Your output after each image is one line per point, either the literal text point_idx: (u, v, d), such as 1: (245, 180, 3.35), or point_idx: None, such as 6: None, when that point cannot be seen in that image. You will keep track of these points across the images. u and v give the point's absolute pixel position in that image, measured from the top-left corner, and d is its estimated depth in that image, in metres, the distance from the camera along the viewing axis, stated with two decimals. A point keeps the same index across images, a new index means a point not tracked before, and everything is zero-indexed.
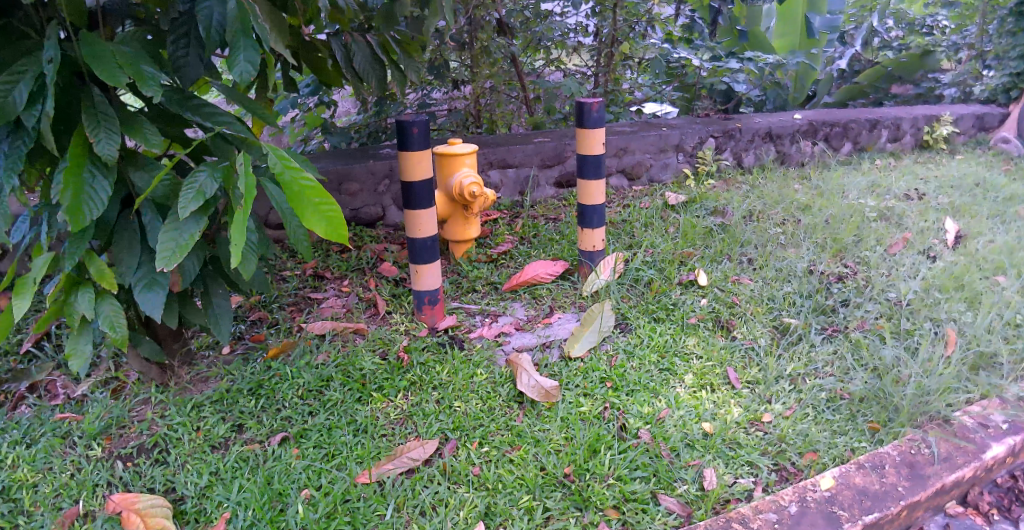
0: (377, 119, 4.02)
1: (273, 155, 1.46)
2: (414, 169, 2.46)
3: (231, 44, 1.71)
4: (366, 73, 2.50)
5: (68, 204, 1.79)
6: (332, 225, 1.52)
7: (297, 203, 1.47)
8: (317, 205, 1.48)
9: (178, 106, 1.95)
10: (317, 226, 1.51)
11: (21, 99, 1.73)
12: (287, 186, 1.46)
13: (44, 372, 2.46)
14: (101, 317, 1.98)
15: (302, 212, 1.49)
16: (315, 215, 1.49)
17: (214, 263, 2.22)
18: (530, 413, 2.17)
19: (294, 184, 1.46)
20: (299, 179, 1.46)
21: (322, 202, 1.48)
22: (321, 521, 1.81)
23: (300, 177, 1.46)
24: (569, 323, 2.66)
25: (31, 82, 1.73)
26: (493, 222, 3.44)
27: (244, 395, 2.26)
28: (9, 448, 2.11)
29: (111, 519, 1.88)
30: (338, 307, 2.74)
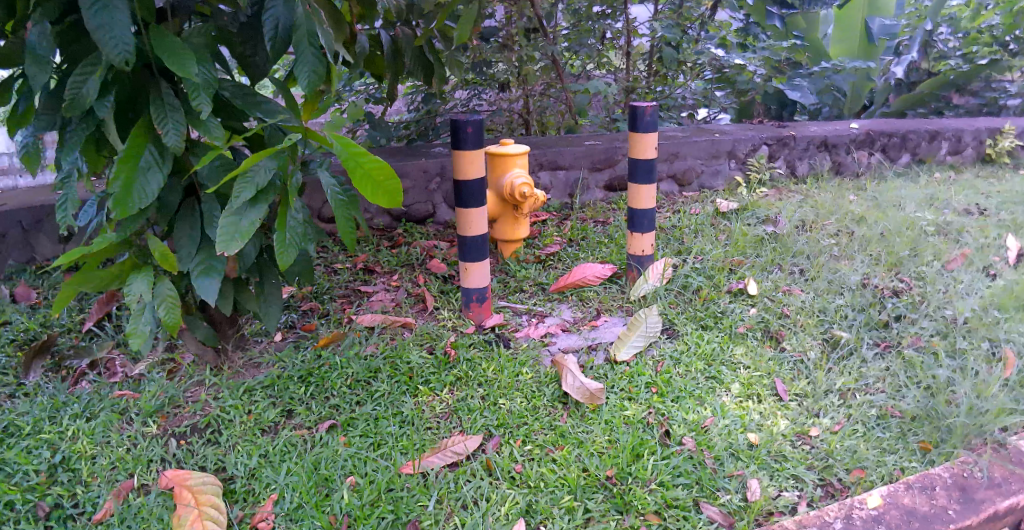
0: (428, 116, 4.09)
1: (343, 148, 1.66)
2: (466, 168, 2.47)
3: (296, 48, 1.86)
4: (415, 70, 2.58)
5: (117, 192, 1.88)
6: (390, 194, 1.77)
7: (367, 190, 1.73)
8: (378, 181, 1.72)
9: (242, 100, 2.08)
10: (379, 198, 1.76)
11: (91, 92, 1.83)
12: (355, 169, 1.69)
13: (104, 350, 2.60)
14: (158, 299, 2.05)
15: (363, 191, 1.72)
16: (376, 191, 1.74)
17: (270, 253, 2.27)
18: (574, 414, 2.18)
19: (359, 166, 1.69)
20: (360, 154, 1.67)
21: (385, 178, 1.72)
22: (364, 508, 1.86)
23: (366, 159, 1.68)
24: (615, 326, 2.65)
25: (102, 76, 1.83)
26: (541, 223, 3.45)
27: (295, 382, 2.31)
28: (71, 420, 2.23)
29: (164, 494, 1.97)
30: (387, 301, 2.78)
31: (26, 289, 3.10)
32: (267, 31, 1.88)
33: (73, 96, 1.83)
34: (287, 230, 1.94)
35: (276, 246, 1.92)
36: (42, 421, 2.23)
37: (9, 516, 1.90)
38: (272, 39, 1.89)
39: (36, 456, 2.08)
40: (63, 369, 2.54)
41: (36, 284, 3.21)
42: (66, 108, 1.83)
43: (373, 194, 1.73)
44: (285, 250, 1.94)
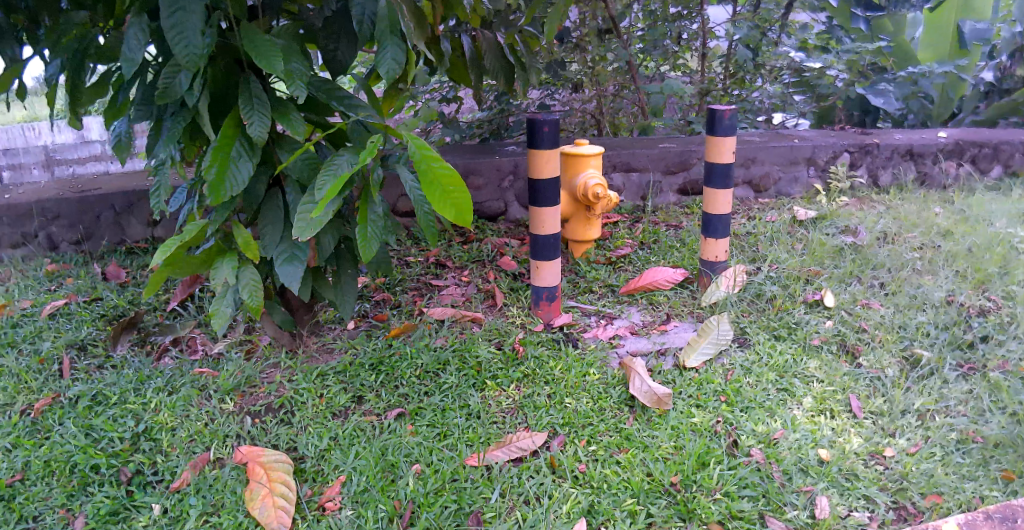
0: (501, 115, 4.12)
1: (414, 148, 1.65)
2: (541, 167, 2.49)
3: (380, 42, 1.93)
4: (494, 72, 2.57)
5: (212, 180, 1.98)
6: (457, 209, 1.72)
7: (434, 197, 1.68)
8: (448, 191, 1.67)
9: (326, 95, 2.15)
10: (448, 212, 1.70)
11: (185, 85, 1.95)
12: (425, 173, 1.65)
13: (186, 328, 2.74)
14: (242, 283, 2.15)
15: (432, 200, 1.67)
16: (445, 202, 1.68)
17: (348, 243, 2.34)
18: (641, 418, 2.17)
19: (430, 172, 1.65)
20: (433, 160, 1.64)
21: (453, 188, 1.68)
22: (428, 496, 1.91)
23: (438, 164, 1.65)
24: (685, 332, 2.62)
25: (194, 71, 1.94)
26: (613, 224, 3.44)
27: (366, 369, 2.38)
28: (155, 393, 2.38)
29: (238, 468, 2.08)
30: (458, 295, 2.83)
31: (117, 268, 3.30)
32: (354, 21, 1.99)
33: (167, 87, 1.95)
34: (368, 222, 2.00)
35: (358, 238, 1.99)
36: (128, 392, 2.40)
37: (94, 478, 2.08)
38: (359, 24, 2.00)
39: (122, 425, 2.24)
40: (148, 343, 2.70)
41: (126, 263, 3.42)
42: (160, 99, 1.95)
43: (442, 205, 1.67)
44: (366, 241, 2.00)
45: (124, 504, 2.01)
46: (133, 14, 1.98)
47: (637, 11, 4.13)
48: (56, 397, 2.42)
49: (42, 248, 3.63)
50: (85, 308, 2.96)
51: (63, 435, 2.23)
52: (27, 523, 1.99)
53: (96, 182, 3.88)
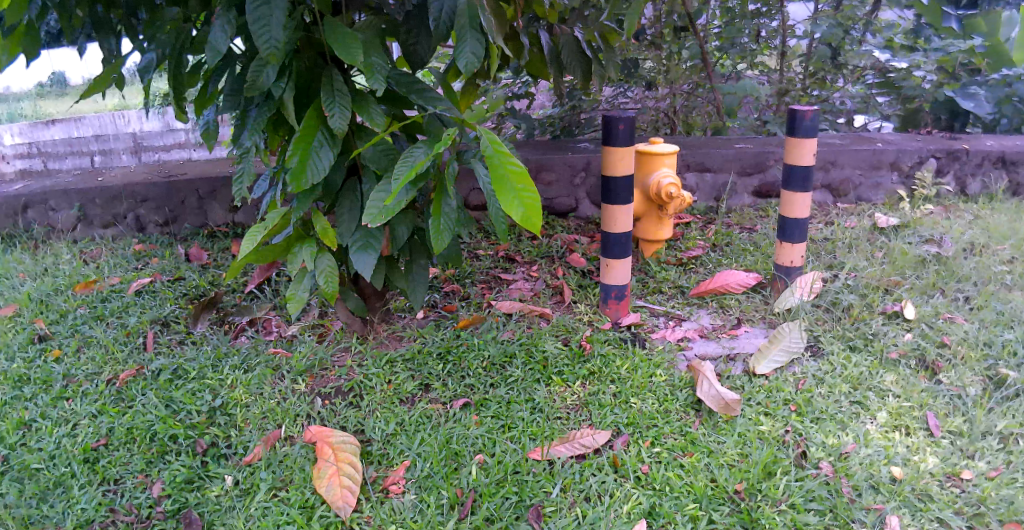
0: (573, 112, 4.11)
1: (487, 142, 1.65)
2: (615, 164, 2.48)
3: (459, 35, 1.96)
4: (572, 66, 2.60)
5: (294, 168, 2.05)
6: (529, 213, 1.63)
7: (502, 190, 1.61)
8: (518, 190, 1.61)
9: (405, 88, 2.19)
10: (516, 212, 1.62)
11: (268, 76, 2.02)
12: (496, 168, 1.63)
13: (262, 310, 2.86)
14: (319, 269, 2.22)
15: (501, 198, 1.62)
16: (514, 200, 1.61)
17: (422, 234, 2.38)
18: (707, 422, 2.15)
19: (501, 168, 1.63)
20: (505, 160, 1.63)
21: (522, 187, 1.61)
22: (491, 486, 1.96)
23: (508, 162, 1.63)
24: (756, 338, 2.57)
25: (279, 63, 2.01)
26: (684, 225, 3.41)
27: (433, 358, 2.43)
28: (232, 371, 2.49)
29: (307, 447, 2.17)
30: (526, 290, 2.85)
31: (199, 251, 3.45)
32: (433, 16, 2.02)
33: (253, 79, 2.03)
34: (441, 214, 2.03)
35: (431, 230, 2.03)
36: (206, 367, 2.52)
37: (172, 448, 2.21)
38: (437, 19, 2.02)
39: (200, 399, 2.36)
40: (227, 323, 2.82)
41: (208, 245, 3.58)
42: (248, 90, 2.03)
43: (510, 203, 1.60)
44: (439, 233, 2.04)
45: (199, 474, 2.13)
46: (222, 8, 2.07)
47: (715, 7, 4.04)
48: (140, 369, 2.56)
49: (131, 229, 3.89)
50: (169, 287, 3.13)
51: (145, 405, 2.37)
52: (110, 484, 2.13)
53: (183, 167, 4.08)
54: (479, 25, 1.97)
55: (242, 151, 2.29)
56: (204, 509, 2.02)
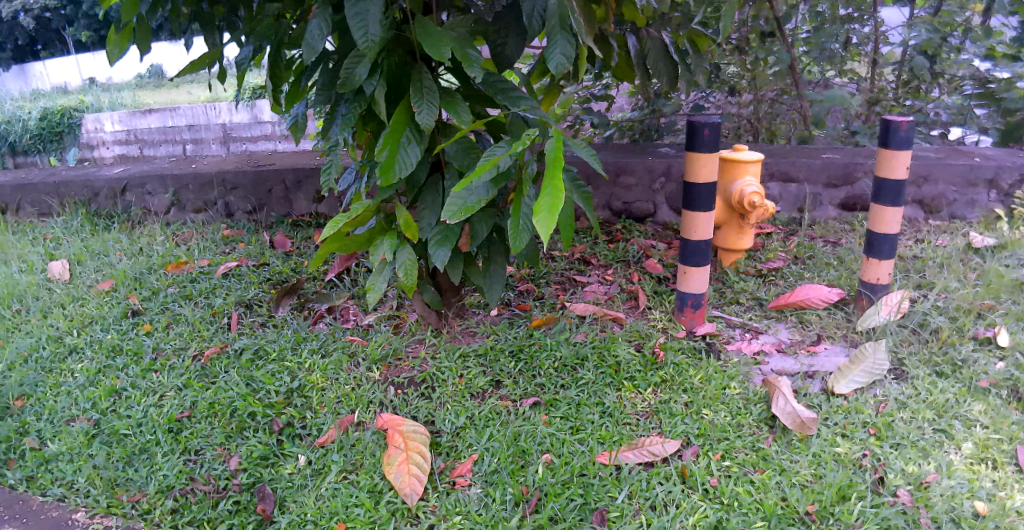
0: (652, 116, 4.09)
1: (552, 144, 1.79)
2: (698, 171, 2.46)
3: (550, 36, 1.98)
4: (659, 71, 2.58)
5: (382, 162, 2.12)
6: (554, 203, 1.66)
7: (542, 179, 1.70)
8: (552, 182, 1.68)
9: (492, 88, 2.23)
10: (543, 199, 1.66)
11: (361, 73, 2.08)
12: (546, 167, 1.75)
13: (341, 298, 2.96)
14: (399, 262, 2.29)
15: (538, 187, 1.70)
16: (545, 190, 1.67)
17: (500, 232, 2.42)
18: (780, 440, 2.11)
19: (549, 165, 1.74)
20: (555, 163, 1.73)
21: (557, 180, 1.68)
22: (556, 486, 1.98)
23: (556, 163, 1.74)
24: (836, 356, 2.50)
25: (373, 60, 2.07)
26: (766, 235, 3.36)
27: (506, 355, 2.48)
28: (310, 354, 2.60)
29: (379, 434, 2.24)
30: (600, 293, 2.86)
31: (283, 238, 3.59)
32: (525, 16, 2.05)
33: (347, 75, 2.10)
34: (521, 214, 2.06)
35: (510, 230, 2.06)
36: (286, 350, 2.64)
37: (250, 424, 2.32)
38: (529, 19, 2.05)
39: (280, 380, 2.47)
40: (307, 309, 2.94)
41: (292, 233, 3.72)
42: (342, 87, 2.10)
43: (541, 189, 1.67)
44: (518, 234, 2.06)
45: (275, 451, 2.23)
46: (318, 8, 2.15)
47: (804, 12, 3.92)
48: (224, 347, 2.70)
49: (219, 214, 4.10)
50: (254, 271, 3.27)
51: (226, 382, 2.50)
52: (191, 455, 2.25)
53: (272, 157, 4.25)
54: (569, 26, 1.98)
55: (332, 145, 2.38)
56: (277, 485, 2.11)
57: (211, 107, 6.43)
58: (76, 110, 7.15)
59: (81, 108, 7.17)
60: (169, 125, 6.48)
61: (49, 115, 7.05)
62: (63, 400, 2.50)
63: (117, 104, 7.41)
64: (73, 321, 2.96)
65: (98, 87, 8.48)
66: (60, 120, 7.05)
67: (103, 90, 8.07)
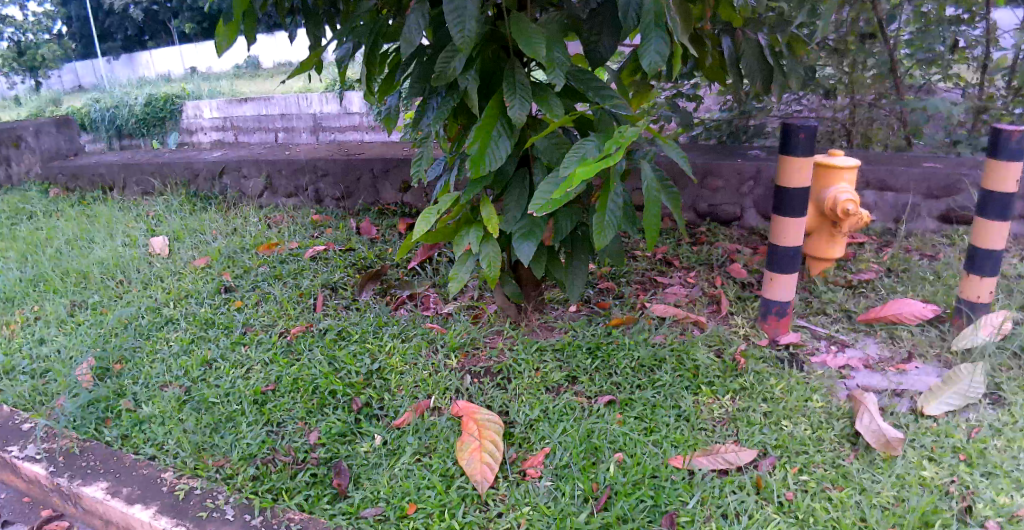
0: (741, 117, 4.01)
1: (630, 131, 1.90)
2: (792, 175, 2.40)
3: (644, 33, 1.97)
4: (752, 74, 2.56)
5: (473, 154, 2.16)
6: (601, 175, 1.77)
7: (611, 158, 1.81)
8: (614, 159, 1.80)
9: (583, 84, 2.25)
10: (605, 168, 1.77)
11: (456, 66, 2.14)
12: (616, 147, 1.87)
13: (422, 286, 3.05)
14: (484, 254, 2.34)
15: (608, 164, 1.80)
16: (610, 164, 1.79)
17: (585, 229, 2.43)
18: (863, 458, 2.06)
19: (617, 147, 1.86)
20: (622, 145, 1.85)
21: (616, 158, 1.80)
22: (627, 486, 1.99)
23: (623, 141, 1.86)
24: (928, 376, 2.40)
25: (467, 54, 2.13)
26: (858, 246, 3.25)
27: (583, 351, 2.50)
28: (391, 338, 2.69)
29: (454, 420, 2.29)
30: (682, 295, 2.84)
31: (369, 225, 3.70)
32: (621, 14, 2.06)
33: (441, 68, 2.16)
34: (607, 211, 2.07)
35: (595, 226, 2.07)
36: (369, 332, 2.74)
37: (330, 402, 2.42)
38: (624, 17, 2.06)
39: (361, 361, 2.57)
40: (389, 295, 3.04)
41: (378, 221, 3.84)
42: (436, 79, 2.16)
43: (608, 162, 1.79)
44: (602, 230, 2.07)
45: (352, 429, 2.32)
46: (417, 2, 2.21)
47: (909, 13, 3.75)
48: (309, 326, 2.82)
49: (309, 200, 4.26)
50: (341, 256, 3.39)
51: (310, 360, 2.61)
52: (273, 426, 2.37)
53: (361, 147, 4.39)
54: (665, 24, 1.97)
55: (424, 137, 2.44)
56: (353, 462, 2.21)
57: (303, 97, 6.54)
58: (178, 97, 7.58)
59: (182, 95, 7.58)
60: (263, 114, 6.78)
61: (154, 101, 7.53)
62: (158, 367, 2.69)
63: (215, 92, 7.78)
64: (171, 294, 3.17)
65: (199, 76, 8.93)
66: (163, 106, 7.52)
67: (204, 79, 8.50)
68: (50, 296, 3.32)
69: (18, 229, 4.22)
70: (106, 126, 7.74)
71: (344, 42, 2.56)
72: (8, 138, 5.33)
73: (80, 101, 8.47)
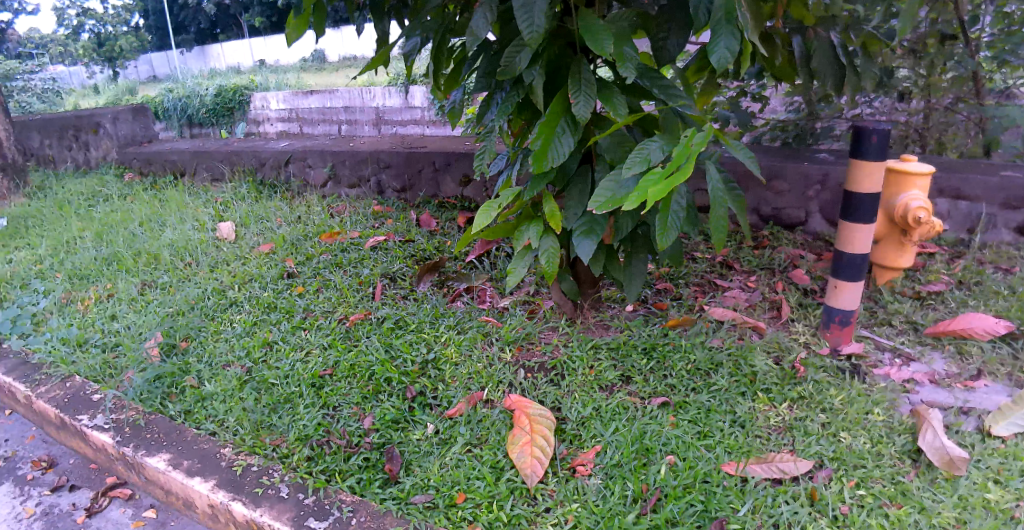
0: (808, 119, 3.91)
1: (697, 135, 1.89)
2: (863, 180, 2.34)
3: (714, 30, 1.94)
4: (823, 72, 2.51)
5: (537, 150, 2.18)
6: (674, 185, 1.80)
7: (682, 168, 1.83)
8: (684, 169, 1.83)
9: (650, 82, 2.24)
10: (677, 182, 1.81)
11: (522, 61, 2.16)
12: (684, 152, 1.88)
13: (479, 279, 3.08)
14: (543, 249, 2.35)
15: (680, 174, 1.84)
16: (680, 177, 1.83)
17: (645, 228, 2.42)
18: (923, 476, 2.00)
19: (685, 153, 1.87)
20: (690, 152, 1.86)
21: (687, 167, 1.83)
22: (678, 489, 1.99)
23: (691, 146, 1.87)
24: (998, 395, 2.31)
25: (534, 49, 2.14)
26: (927, 255, 3.14)
27: (639, 352, 2.49)
28: (448, 329, 2.73)
29: (506, 413, 2.32)
30: (741, 300, 2.80)
31: (428, 218, 3.76)
32: (693, 10, 2.05)
33: (507, 62, 2.18)
34: (670, 211, 2.05)
35: (658, 226, 2.05)
36: (425, 322, 2.79)
37: (385, 389, 2.48)
38: (695, 13, 2.05)
39: (417, 350, 2.62)
40: (447, 287, 3.08)
41: (437, 213, 3.89)
42: (502, 73, 2.18)
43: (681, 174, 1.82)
44: (665, 230, 2.05)
45: (406, 416, 2.37)
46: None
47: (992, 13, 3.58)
48: (367, 314, 2.89)
49: (371, 191, 4.36)
50: (400, 247, 3.46)
51: (368, 346, 2.68)
52: (329, 409, 2.44)
53: (423, 140, 4.46)
54: (735, 21, 1.94)
55: (487, 131, 2.46)
56: (405, 448, 2.26)
57: (367, 90, 6.67)
58: (247, 89, 7.83)
59: (251, 87, 7.83)
60: (327, 106, 6.93)
61: (224, 92, 7.80)
62: (221, 347, 2.80)
63: (282, 84, 7.99)
64: (235, 278, 3.29)
65: (267, 68, 9.19)
66: (233, 97, 7.78)
67: (272, 71, 8.74)
68: (122, 275, 3.49)
69: (95, 210, 4.44)
70: (178, 116, 7.98)
71: (411, 37, 2.61)
72: (88, 124, 5.66)
73: (155, 90, 8.84)
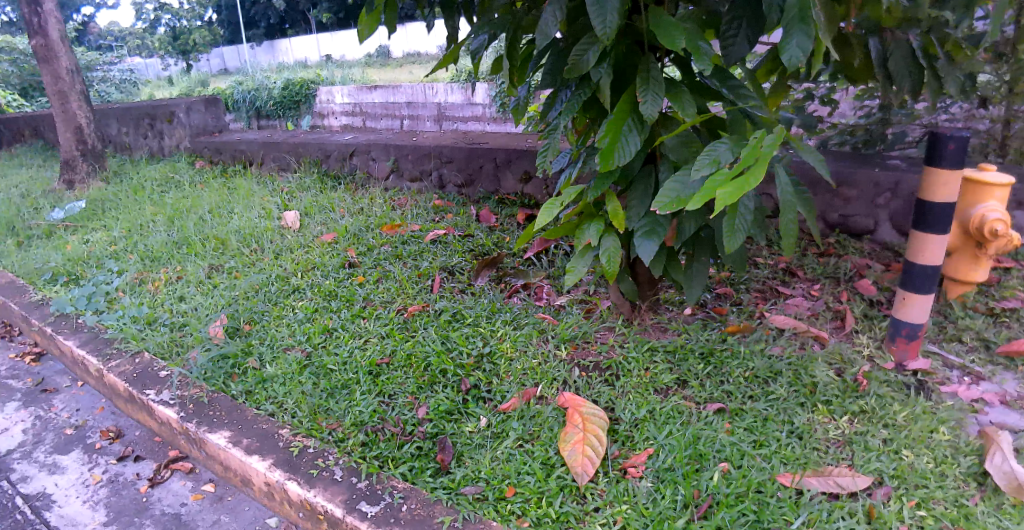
0: (881, 125, 3.78)
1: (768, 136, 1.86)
2: (938, 190, 2.27)
3: (786, 29, 1.90)
4: (901, 76, 2.47)
5: (603, 148, 2.18)
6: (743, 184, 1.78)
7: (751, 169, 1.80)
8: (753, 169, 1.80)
9: (719, 81, 2.23)
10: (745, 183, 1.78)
11: (589, 60, 2.17)
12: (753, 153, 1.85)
13: (537, 276, 3.10)
14: (603, 248, 2.36)
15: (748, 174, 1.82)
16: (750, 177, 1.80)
17: (709, 231, 2.40)
18: (989, 501, 1.93)
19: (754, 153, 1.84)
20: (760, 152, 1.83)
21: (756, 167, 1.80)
22: (730, 497, 1.97)
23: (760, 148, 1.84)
24: None
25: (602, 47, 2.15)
26: (1003, 270, 3.02)
27: (695, 356, 2.48)
28: (504, 324, 2.77)
29: (559, 411, 2.34)
30: (804, 308, 2.74)
31: (488, 214, 3.80)
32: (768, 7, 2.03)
33: (575, 60, 2.20)
34: (737, 214, 2.03)
35: (724, 228, 2.03)
36: (482, 317, 2.83)
37: (441, 380, 2.53)
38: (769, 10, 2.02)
39: (474, 344, 2.66)
40: (505, 282, 3.12)
41: (497, 210, 3.93)
42: (569, 71, 2.20)
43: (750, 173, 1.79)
44: (731, 232, 2.03)
45: (460, 408, 2.42)
46: None
47: None
48: (425, 306, 2.95)
49: (433, 185, 4.42)
50: (459, 241, 3.51)
51: (424, 337, 2.74)
52: (386, 397, 2.51)
53: (485, 137, 4.50)
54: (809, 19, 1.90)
55: (552, 128, 2.47)
56: (458, 439, 2.30)
57: (430, 86, 6.76)
58: (314, 83, 8.04)
59: (318, 81, 8.03)
60: (391, 101, 7.05)
61: (291, 85, 8.03)
62: (283, 331, 2.90)
63: (348, 79, 8.17)
64: (299, 265, 3.39)
65: (334, 63, 9.41)
66: (300, 90, 7.99)
67: (338, 66, 8.94)
68: (192, 259, 3.64)
69: (168, 196, 4.64)
70: (247, 107, 8.39)
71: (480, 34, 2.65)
72: (163, 113, 5.92)
73: (226, 83, 9.17)
